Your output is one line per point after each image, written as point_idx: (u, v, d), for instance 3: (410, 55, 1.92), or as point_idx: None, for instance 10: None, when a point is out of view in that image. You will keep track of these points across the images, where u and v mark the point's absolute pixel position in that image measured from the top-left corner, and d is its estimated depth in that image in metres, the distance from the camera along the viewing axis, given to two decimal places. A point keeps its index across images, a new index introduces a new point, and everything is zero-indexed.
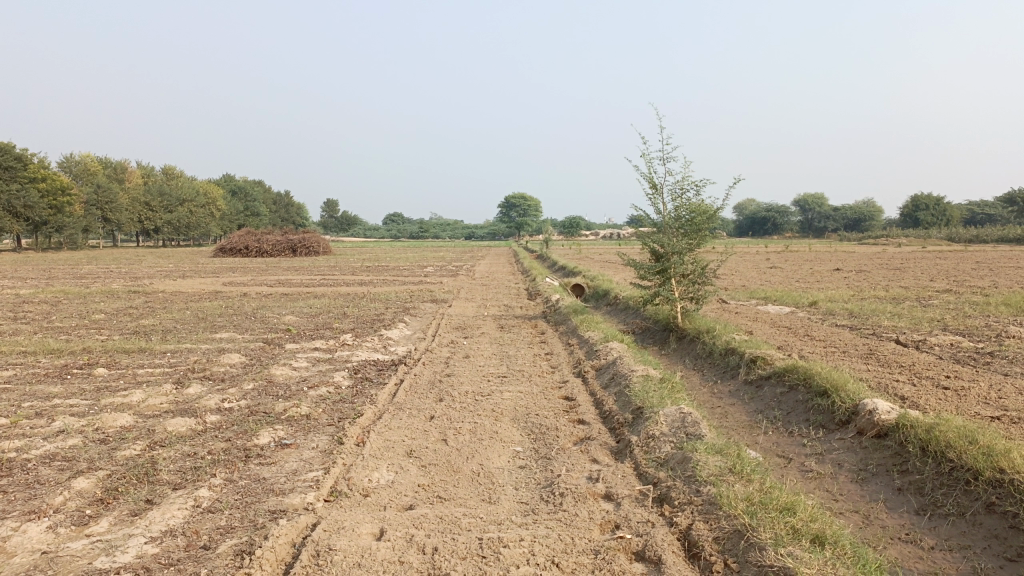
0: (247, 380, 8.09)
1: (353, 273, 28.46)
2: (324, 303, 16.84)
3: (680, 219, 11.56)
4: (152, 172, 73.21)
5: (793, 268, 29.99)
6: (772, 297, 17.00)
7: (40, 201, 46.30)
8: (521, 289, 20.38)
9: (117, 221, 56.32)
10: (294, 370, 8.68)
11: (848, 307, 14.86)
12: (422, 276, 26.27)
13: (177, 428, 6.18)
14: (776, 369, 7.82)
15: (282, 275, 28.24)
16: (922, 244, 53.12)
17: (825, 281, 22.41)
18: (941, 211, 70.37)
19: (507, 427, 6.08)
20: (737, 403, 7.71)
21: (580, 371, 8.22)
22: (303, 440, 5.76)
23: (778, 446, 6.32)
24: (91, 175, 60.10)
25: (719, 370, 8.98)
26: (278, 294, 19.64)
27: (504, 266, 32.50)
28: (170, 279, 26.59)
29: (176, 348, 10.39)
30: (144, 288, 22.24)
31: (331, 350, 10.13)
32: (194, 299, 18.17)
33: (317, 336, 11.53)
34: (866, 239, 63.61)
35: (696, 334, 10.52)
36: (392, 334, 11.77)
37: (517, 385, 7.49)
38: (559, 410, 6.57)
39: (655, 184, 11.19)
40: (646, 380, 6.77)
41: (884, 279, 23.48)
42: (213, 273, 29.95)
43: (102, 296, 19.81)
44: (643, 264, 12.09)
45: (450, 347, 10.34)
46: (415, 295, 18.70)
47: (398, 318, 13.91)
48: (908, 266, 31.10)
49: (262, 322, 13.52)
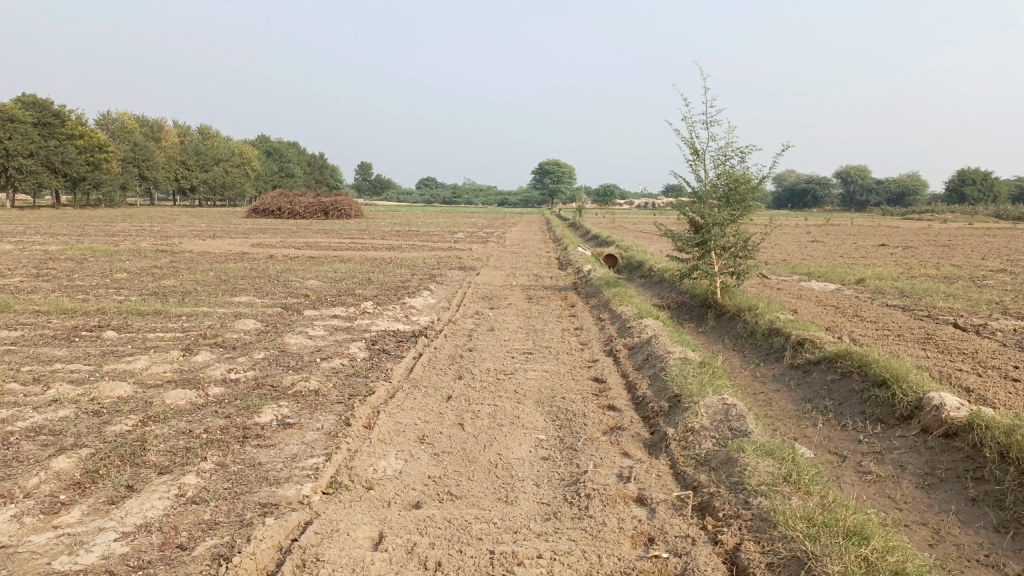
0: (259, 348, 7.67)
1: (383, 238, 28.01)
2: (350, 268, 16.42)
3: (723, 188, 10.85)
4: (188, 131, 73.40)
5: (835, 242, 28.94)
6: (816, 272, 16.18)
7: (78, 157, 46.58)
8: (552, 258, 19.77)
9: (154, 179, 56.60)
10: (308, 339, 8.23)
11: (898, 286, 14.03)
12: (453, 241, 25.79)
13: (176, 400, 5.75)
14: (826, 354, 7.18)
15: (311, 237, 27.94)
16: (969, 220, 51.21)
17: (870, 257, 21.44)
18: (989, 186, 67.79)
19: (530, 412, 5.55)
20: (781, 389, 7.10)
21: (612, 349, 7.66)
22: (307, 419, 5.30)
23: (830, 442, 5.71)
24: (128, 133, 60.33)
25: (762, 352, 8.35)
26: (305, 257, 19.27)
27: (536, 234, 31.87)
28: (199, 238, 26.40)
29: (192, 312, 10.02)
30: (173, 247, 22.09)
31: (351, 318, 9.68)
32: (219, 260, 17.89)
33: (338, 303, 11.10)
34: (911, 214, 61.58)
35: (736, 312, 9.88)
36: (415, 302, 11.27)
37: (543, 364, 6.94)
38: (588, 394, 6.02)
39: (697, 150, 10.47)
40: (685, 363, 6.18)
41: (933, 256, 22.40)
42: (244, 233, 29.74)
43: (130, 254, 19.64)
44: (681, 235, 11.42)
45: (474, 318, 9.83)
46: (443, 262, 18.21)
47: (423, 285, 13.44)
48: (956, 243, 29.80)
49: (283, 285, 13.13)
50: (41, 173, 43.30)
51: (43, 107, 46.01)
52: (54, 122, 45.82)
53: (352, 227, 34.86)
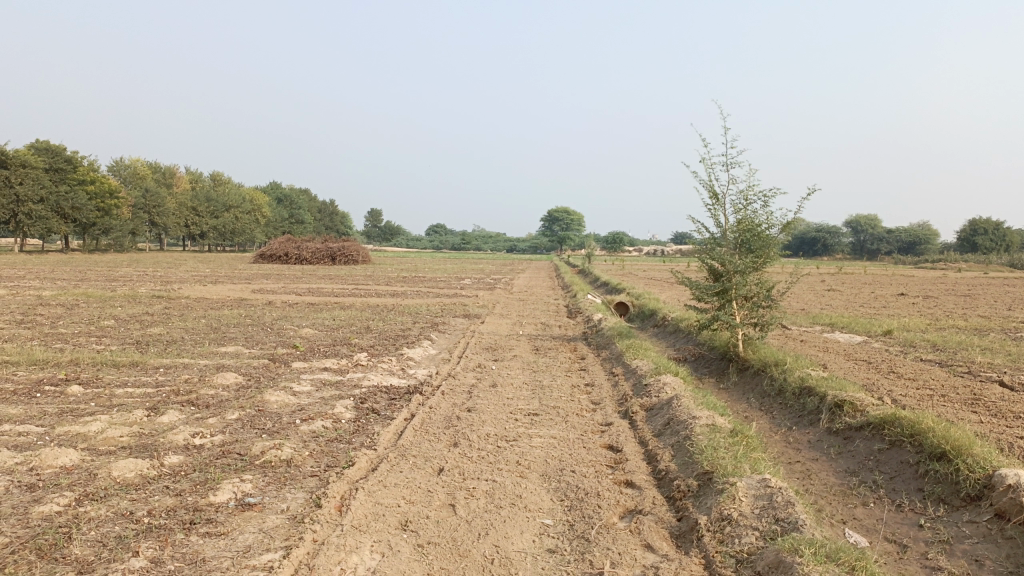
0: (235, 407, 6.88)
1: (387, 284, 27.34)
2: (349, 316, 15.68)
3: (743, 233, 10.13)
4: (200, 177, 73.67)
5: (852, 291, 28.08)
6: (839, 323, 15.33)
7: (88, 203, 46.40)
8: (561, 307, 19.00)
9: (163, 225, 56.46)
10: (291, 396, 7.44)
11: (929, 339, 13.17)
12: (460, 288, 25.14)
13: (124, 473, 4.95)
14: (871, 420, 6.39)
15: (314, 283, 27.34)
16: (984, 269, 50.39)
17: (892, 307, 20.61)
18: (1001, 235, 67.03)
19: (535, 489, 4.74)
20: (821, 459, 6.28)
21: (627, 410, 6.85)
22: (272, 499, 4.50)
23: (887, 528, 4.87)
24: (139, 179, 60.56)
25: (794, 414, 7.53)
26: (304, 305, 18.56)
27: (544, 281, 31.21)
28: (201, 284, 25.77)
29: (171, 364, 9.26)
30: (170, 293, 21.43)
31: (342, 372, 8.90)
32: (214, 307, 17.17)
33: (331, 354, 10.32)
34: (923, 263, 60.71)
35: (762, 367, 9.09)
36: (414, 354, 10.48)
37: (550, 429, 6.11)
38: (602, 466, 5.20)
39: (715, 193, 9.79)
40: (715, 431, 5.36)
41: (956, 306, 21.50)
42: (247, 279, 29.16)
43: (124, 300, 18.96)
44: (699, 283, 10.68)
45: (476, 373, 9.05)
46: (446, 309, 17.44)
47: (424, 335, 12.66)
48: (977, 292, 28.84)
49: (276, 335, 12.38)
50: (51, 218, 43.16)
51: (54, 153, 46.00)
52: (65, 168, 45.74)
53: (358, 273, 34.29)
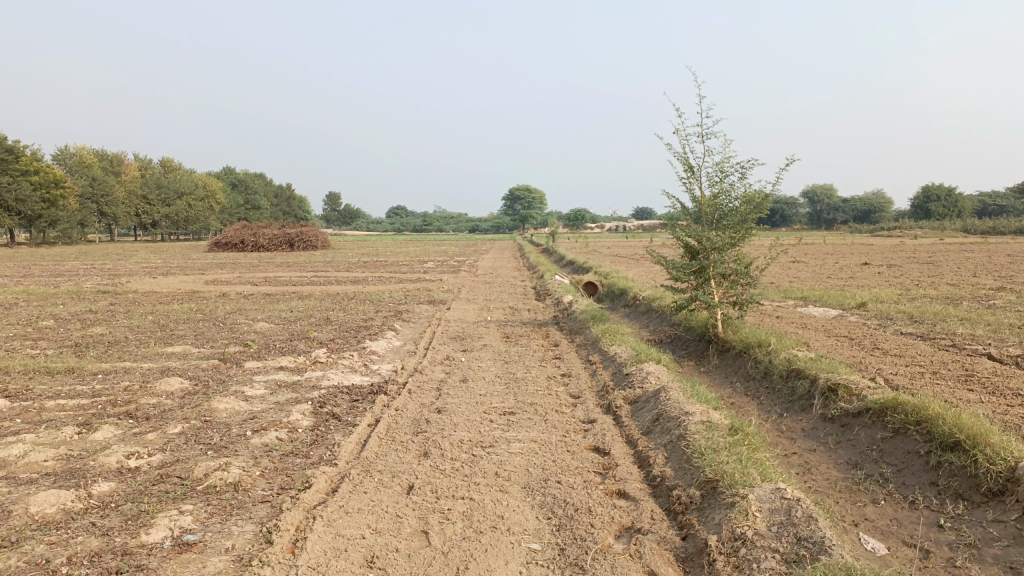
0: (178, 419, 6.21)
1: (348, 270, 26.48)
2: (308, 306, 14.92)
3: (720, 208, 9.67)
4: (150, 165, 71.30)
5: (818, 262, 27.97)
6: (813, 297, 15.01)
7: (32, 194, 44.43)
8: (529, 288, 18.46)
9: (113, 215, 54.47)
10: (242, 402, 6.77)
11: (904, 310, 12.89)
12: (423, 272, 24.42)
13: (42, 508, 4.27)
14: (871, 405, 5.98)
15: (273, 272, 26.31)
16: (939, 236, 51.08)
17: (860, 278, 20.47)
18: (953, 201, 68.08)
19: (518, 507, 4.18)
20: (819, 450, 5.85)
21: (610, 404, 6.33)
22: (215, 536, 3.88)
23: (904, 531, 4.44)
24: (86, 168, 58.31)
25: (783, 399, 7.11)
26: (261, 295, 17.71)
27: (509, 261, 30.65)
28: (152, 277, 24.64)
29: (111, 369, 8.48)
30: (118, 287, 20.35)
31: (299, 371, 8.24)
32: (165, 302, 16.26)
33: (288, 350, 9.62)
34: (880, 231, 61.46)
35: (744, 349, 8.66)
36: (377, 347, 9.85)
37: (528, 430, 5.56)
38: (590, 474, 4.66)
39: (690, 166, 9.30)
40: (712, 430, 4.86)
41: (922, 275, 21.43)
42: (202, 270, 28.02)
43: (67, 296, 17.87)
44: (674, 261, 10.19)
45: (444, 366, 8.46)
46: (409, 296, 16.76)
47: (387, 325, 12.00)
48: (938, 260, 28.95)
49: (230, 330, 11.62)
50: None
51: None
52: (7, 159, 43.59)
53: (318, 259, 33.27)
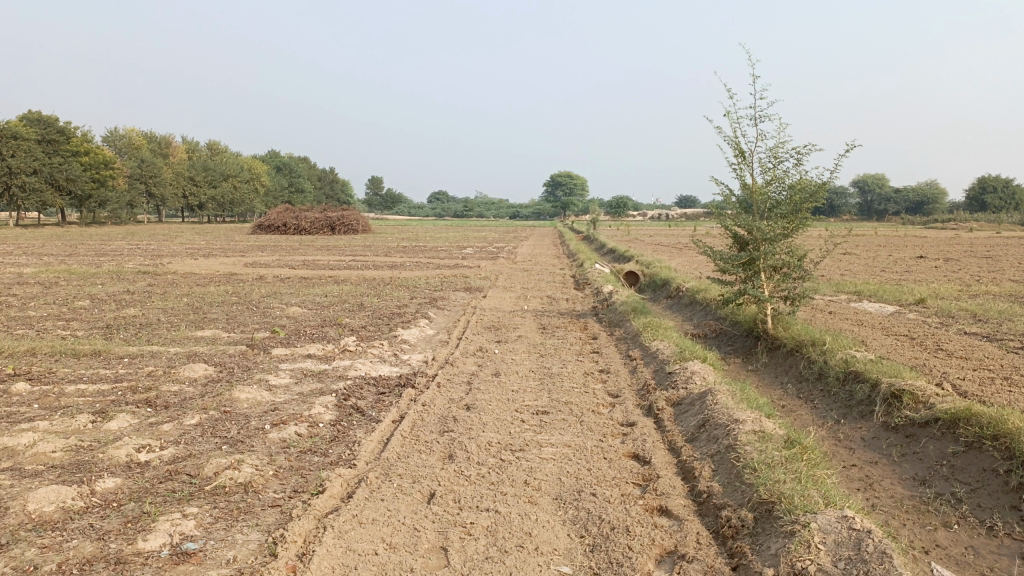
0: (197, 409, 5.94)
1: (387, 255, 26.30)
2: (343, 291, 14.68)
3: (771, 197, 9.10)
4: (197, 147, 72.25)
5: (869, 255, 26.98)
6: (867, 291, 14.29)
7: (83, 174, 45.21)
8: (568, 277, 18.02)
9: (160, 196, 55.31)
10: (265, 392, 6.48)
11: (966, 308, 12.14)
12: (461, 258, 24.11)
13: (40, 505, 3.99)
14: (940, 416, 5.44)
15: (312, 255, 26.27)
16: (995, 229, 49.09)
17: (914, 272, 19.56)
18: (1010, 193, 65.45)
19: (548, 523, 3.78)
20: (881, 464, 5.36)
21: (651, 406, 5.89)
22: (215, 545, 3.55)
23: (983, 562, 3.94)
24: (135, 149, 59.26)
25: (840, 404, 6.59)
26: (296, 279, 17.55)
27: (548, 249, 30.16)
28: (193, 258, 24.76)
29: (137, 353, 8.29)
30: (157, 268, 20.44)
31: (326, 360, 7.94)
32: (201, 283, 16.18)
33: (317, 337, 9.34)
34: (932, 223, 59.41)
35: (796, 347, 8.13)
36: (409, 336, 9.52)
37: (562, 434, 5.15)
38: (629, 486, 4.25)
39: (741, 151, 8.74)
40: (765, 442, 4.40)
41: (981, 270, 20.39)
42: (243, 252, 28.14)
43: (107, 276, 17.93)
44: (722, 253, 9.65)
45: (477, 358, 8.10)
46: (446, 282, 16.47)
47: (421, 312, 11.68)
48: (996, 254, 27.69)
49: (262, 315, 11.42)
50: (45, 191, 42.05)
51: (47, 124, 44.72)
52: (58, 139, 44.29)
53: (356, 243, 33.20)
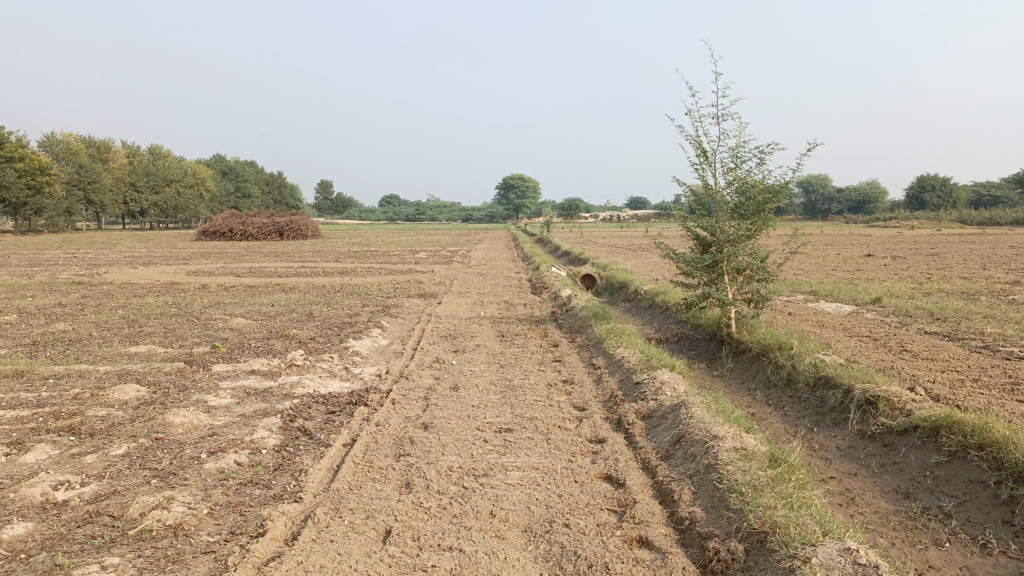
0: (126, 437, 5.40)
1: (337, 261, 25.59)
2: (291, 300, 14.08)
3: (734, 198, 8.88)
4: (138, 152, 70.06)
5: (819, 254, 27.24)
6: (823, 291, 14.27)
7: (17, 181, 43.30)
8: (524, 281, 17.67)
9: (100, 202, 53.37)
10: (202, 415, 5.96)
11: (923, 306, 12.15)
12: (415, 263, 23.63)
13: None
14: (921, 424, 5.22)
15: (259, 262, 25.46)
16: (935, 226, 50.42)
17: (866, 270, 19.70)
18: (948, 191, 67.33)
19: (519, 562, 3.39)
20: (860, 476, 5.11)
21: (621, 419, 5.56)
22: None
23: None
24: (73, 154, 57.11)
25: (813, 410, 6.35)
26: (242, 287, 16.83)
27: (502, 252, 29.73)
28: (134, 267, 23.75)
29: (63, 374, 7.64)
30: (94, 278, 19.46)
31: (272, 377, 7.43)
32: (140, 294, 15.37)
33: (263, 351, 8.80)
34: (875, 221, 60.75)
35: (763, 351, 7.90)
36: (360, 347, 9.03)
37: (529, 455, 4.78)
38: (605, 514, 3.89)
39: (702, 150, 8.51)
40: (749, 461, 4.09)
41: (930, 267, 20.65)
42: (187, 260, 27.10)
43: (39, 288, 16.96)
44: (684, 255, 9.41)
45: (433, 370, 7.68)
46: (398, 289, 15.96)
47: (373, 321, 11.20)
48: (940, 251, 28.20)
49: (204, 327, 10.80)
50: None
51: None
52: None
53: (305, 249, 32.32)
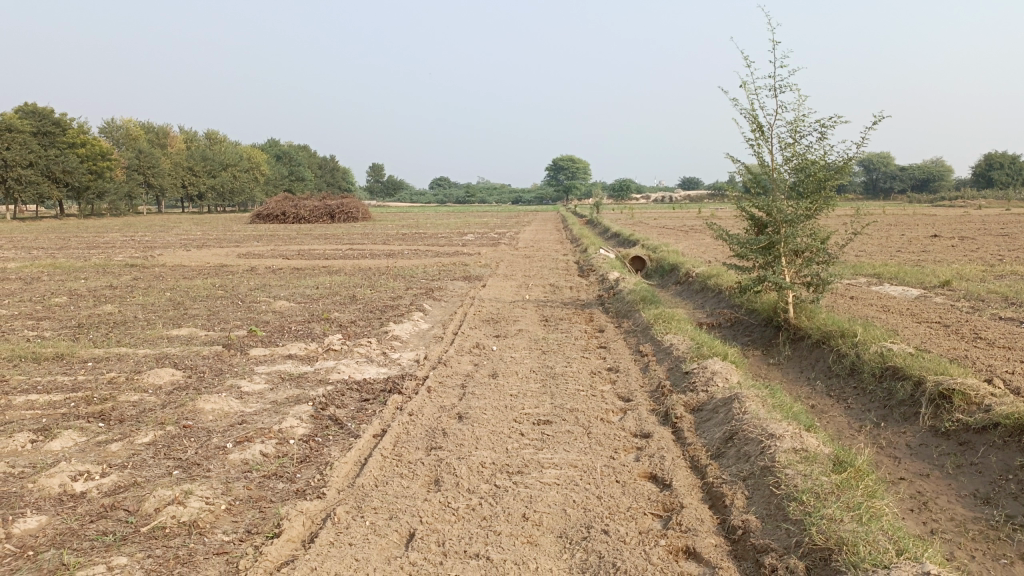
0: (153, 424, 5.25)
1: (385, 243, 25.52)
2: (335, 282, 13.95)
3: (793, 175, 8.34)
4: (195, 137, 71.37)
5: (879, 235, 26.15)
6: (887, 274, 13.57)
7: (80, 166, 44.37)
8: (571, 263, 17.28)
9: (159, 186, 54.48)
10: (233, 401, 5.79)
11: (995, 290, 11.40)
12: (462, 246, 23.39)
13: None
14: (1003, 422, 4.72)
15: (308, 245, 25.54)
16: (1004, 206, 48.14)
17: (931, 252, 18.76)
18: (1017, 169, 64.35)
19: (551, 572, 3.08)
20: (933, 478, 4.66)
21: (668, 412, 5.20)
22: None
23: None
24: (133, 139, 58.38)
25: (878, 404, 5.87)
26: (289, 270, 16.82)
27: (550, 234, 29.35)
28: (187, 249, 24.03)
29: (102, 357, 7.57)
30: (147, 260, 19.72)
31: (308, 362, 7.24)
32: (188, 277, 15.44)
33: (301, 335, 8.64)
34: (940, 201, 58.38)
35: (822, 338, 7.41)
36: (400, 331, 8.81)
37: (567, 451, 4.46)
38: (648, 520, 3.55)
39: (759, 125, 8.00)
40: (810, 464, 3.70)
41: (999, 248, 19.56)
42: (238, 243, 27.34)
43: (94, 271, 17.21)
44: (739, 236, 8.91)
45: (473, 355, 7.40)
46: (443, 271, 15.74)
47: (415, 304, 10.97)
48: (1009, 231, 26.83)
49: (246, 310, 10.72)
50: (42, 183, 41.30)
51: (42, 116, 43.84)
52: (54, 131, 43.54)
53: (354, 232, 32.39)
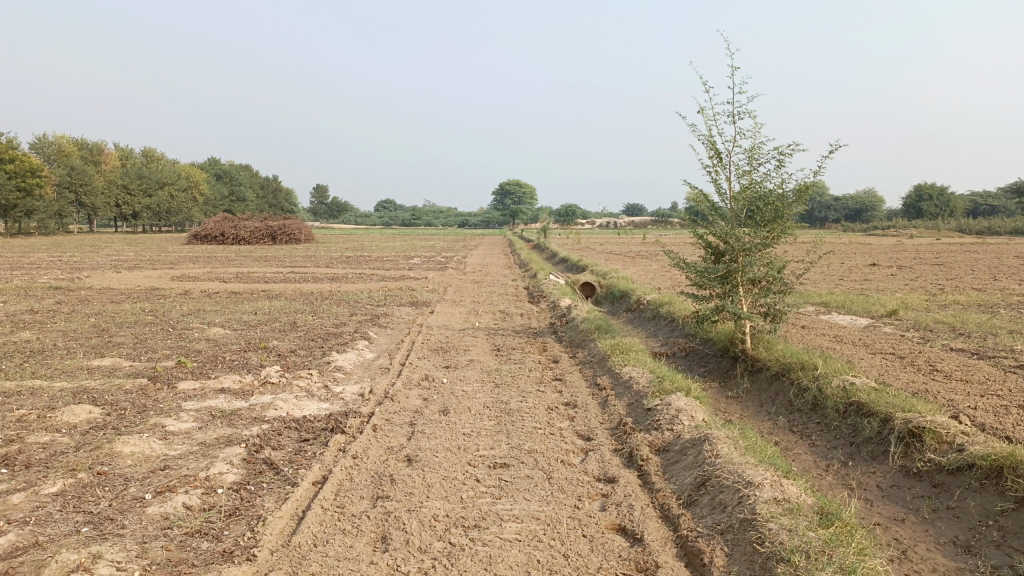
0: (63, 471, 4.67)
1: (328, 266, 24.79)
2: (275, 308, 13.33)
3: (750, 204, 8.20)
4: (131, 154, 69.15)
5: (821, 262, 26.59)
6: (835, 302, 13.60)
7: (7, 183, 42.35)
8: (520, 289, 16.96)
9: (92, 205, 52.42)
10: (156, 443, 5.24)
11: (942, 320, 11.46)
12: (408, 269, 22.88)
13: None
14: (979, 464, 4.52)
15: (248, 267, 24.67)
16: (934, 236, 49.88)
17: (873, 280, 19.04)
18: (945, 201, 66.91)
19: None
20: (909, 523, 4.43)
21: (633, 454, 4.87)
22: None
23: None
24: (64, 156, 56.16)
25: (845, 441, 5.66)
26: (227, 294, 16.06)
27: (498, 258, 29.04)
28: (119, 271, 22.92)
29: (12, 391, 6.88)
30: (74, 283, 18.68)
31: (243, 397, 6.70)
32: (117, 301, 14.56)
33: (237, 366, 8.07)
34: (873, 230, 60.21)
35: (782, 370, 7.21)
36: (343, 362, 8.30)
37: (528, 500, 4.09)
38: None
39: (717, 151, 7.85)
40: (794, 517, 3.41)
41: (937, 277, 19.98)
42: (174, 264, 26.28)
43: (15, 293, 16.16)
44: (695, 264, 8.71)
45: (421, 389, 6.97)
46: (389, 296, 15.23)
47: (360, 332, 10.47)
48: (944, 260, 27.55)
49: (177, 338, 10.05)
50: None
51: None
52: None
53: (297, 254, 31.51)
